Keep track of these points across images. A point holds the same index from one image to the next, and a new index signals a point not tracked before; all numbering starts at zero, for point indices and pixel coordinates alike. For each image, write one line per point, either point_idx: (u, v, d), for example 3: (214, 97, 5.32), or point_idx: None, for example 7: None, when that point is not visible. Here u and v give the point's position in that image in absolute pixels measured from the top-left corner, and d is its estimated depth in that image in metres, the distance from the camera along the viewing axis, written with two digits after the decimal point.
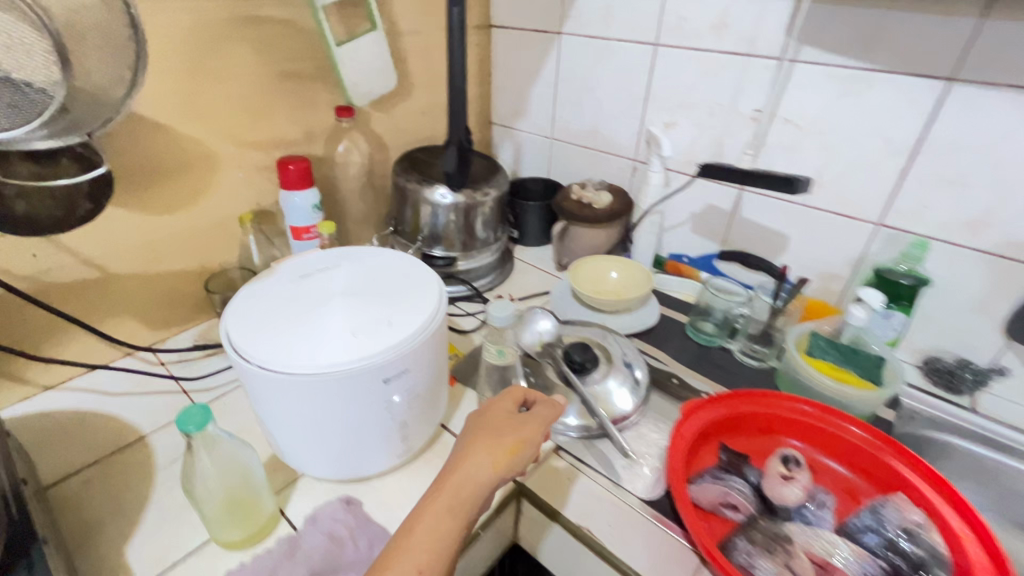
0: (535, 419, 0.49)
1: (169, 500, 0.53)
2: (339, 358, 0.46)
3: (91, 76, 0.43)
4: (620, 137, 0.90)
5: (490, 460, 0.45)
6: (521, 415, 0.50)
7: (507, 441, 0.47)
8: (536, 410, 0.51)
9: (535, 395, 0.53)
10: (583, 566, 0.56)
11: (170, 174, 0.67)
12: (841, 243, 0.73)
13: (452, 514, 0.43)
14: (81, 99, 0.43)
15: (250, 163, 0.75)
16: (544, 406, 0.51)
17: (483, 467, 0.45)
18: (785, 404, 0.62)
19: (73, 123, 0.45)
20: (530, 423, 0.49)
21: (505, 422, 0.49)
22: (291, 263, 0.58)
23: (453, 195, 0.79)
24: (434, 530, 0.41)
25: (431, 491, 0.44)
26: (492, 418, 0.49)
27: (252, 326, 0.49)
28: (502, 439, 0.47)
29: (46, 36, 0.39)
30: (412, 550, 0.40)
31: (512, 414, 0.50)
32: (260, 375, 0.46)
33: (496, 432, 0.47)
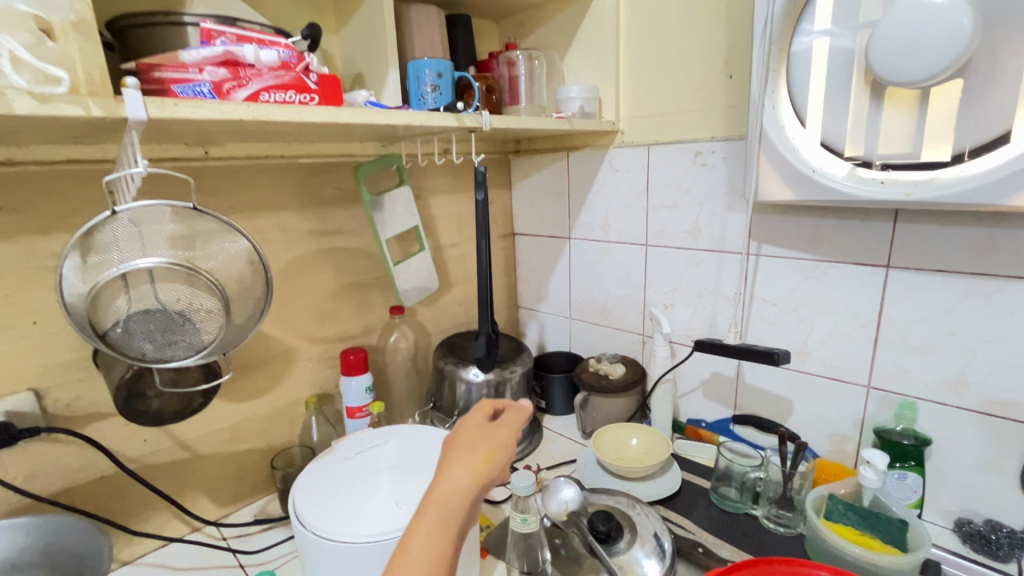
0: (504, 426, 0.53)
1: None
2: (383, 526, 0.54)
3: (235, 318, 0.59)
4: (628, 316, 1.04)
5: (469, 469, 0.47)
6: (489, 425, 0.53)
7: (481, 452, 0.49)
8: (506, 417, 0.54)
9: (504, 404, 0.57)
10: None
11: (258, 368, 0.84)
12: (840, 405, 0.79)
13: (441, 527, 0.44)
14: (228, 329, 0.59)
15: (319, 355, 0.92)
16: (512, 416, 0.55)
17: (463, 479, 0.46)
18: (802, 571, 0.62)
19: (217, 347, 0.59)
20: (499, 430, 0.52)
21: (477, 436, 0.51)
22: (349, 442, 0.69)
23: (484, 373, 0.92)
24: (427, 546, 0.43)
25: (419, 509, 0.45)
26: (467, 432, 0.52)
27: (314, 498, 0.59)
28: (477, 450, 0.49)
29: (217, 291, 0.57)
30: (409, 565, 0.42)
31: (484, 426, 0.53)
32: (315, 540, 0.54)
33: (471, 446, 0.50)
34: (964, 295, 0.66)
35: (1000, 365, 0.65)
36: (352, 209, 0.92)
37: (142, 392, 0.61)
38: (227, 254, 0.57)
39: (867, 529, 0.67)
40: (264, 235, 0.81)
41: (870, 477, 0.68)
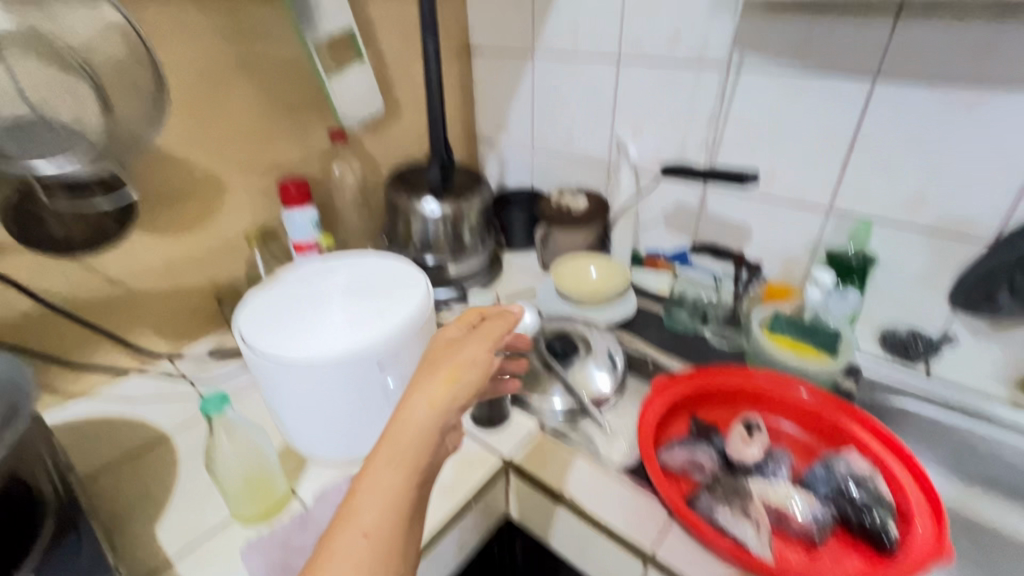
0: (474, 339, 0.45)
1: (191, 487, 0.59)
2: (338, 347, 0.53)
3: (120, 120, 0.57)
4: (593, 145, 0.97)
5: (430, 395, 0.41)
6: (459, 340, 0.46)
7: (443, 372, 0.42)
8: (483, 328, 0.47)
9: (486, 313, 0.50)
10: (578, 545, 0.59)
11: (185, 198, 0.74)
12: (798, 229, 0.79)
13: (396, 465, 0.38)
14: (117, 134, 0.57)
15: (254, 187, 0.82)
16: (490, 327, 0.48)
17: (424, 408, 0.40)
18: (741, 376, 0.67)
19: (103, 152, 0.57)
20: (467, 344, 0.45)
21: (443, 354, 0.44)
22: (293, 270, 0.63)
23: (440, 206, 0.86)
24: (379, 489, 0.37)
25: (376, 443, 0.40)
26: (433, 351, 0.45)
27: (260, 325, 0.55)
28: (438, 370, 0.42)
29: (84, 76, 0.54)
30: (358, 512, 0.36)
31: (454, 340, 0.46)
32: (269, 368, 0.52)
33: (433, 366, 0.43)
34: (949, 106, 0.62)
35: (963, 182, 0.64)
36: (269, 4, 0.75)
37: (37, 216, 0.57)
38: (90, 31, 0.52)
39: (805, 339, 0.72)
40: (160, 34, 0.66)
41: (814, 293, 0.73)
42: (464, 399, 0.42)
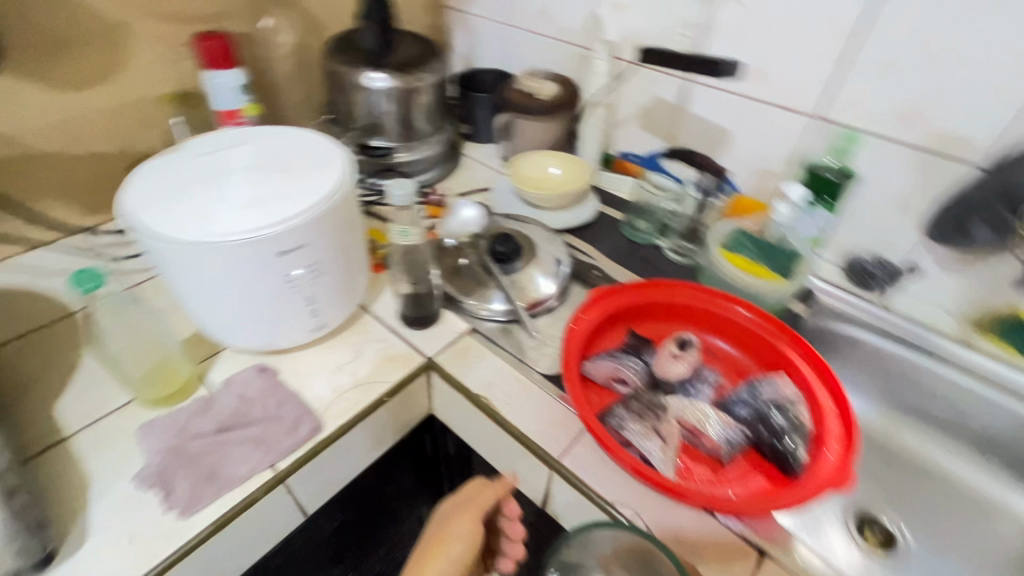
0: (465, 511, 0.52)
1: (95, 368, 0.56)
2: (228, 228, 0.47)
3: None
4: (568, 21, 0.83)
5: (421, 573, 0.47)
6: (453, 512, 0.53)
7: (431, 547, 0.50)
8: (475, 495, 0.53)
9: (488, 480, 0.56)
10: (493, 447, 0.58)
11: (77, 45, 0.63)
12: (779, 138, 0.71)
13: None
14: None
15: (166, 39, 0.70)
16: (486, 491, 0.53)
17: None
18: (686, 292, 0.63)
19: None
20: (458, 517, 0.52)
21: (437, 530, 0.52)
22: (201, 139, 0.56)
23: (389, 80, 0.75)
24: None
25: None
26: (431, 529, 0.53)
27: (147, 197, 0.49)
28: (428, 549, 0.50)
29: None
30: None
31: (450, 513, 0.53)
32: (151, 246, 0.47)
33: (424, 546, 0.51)
34: None
35: (970, 93, 0.56)
36: None
37: None
38: None
39: (761, 260, 0.67)
40: None
41: (783, 211, 0.67)
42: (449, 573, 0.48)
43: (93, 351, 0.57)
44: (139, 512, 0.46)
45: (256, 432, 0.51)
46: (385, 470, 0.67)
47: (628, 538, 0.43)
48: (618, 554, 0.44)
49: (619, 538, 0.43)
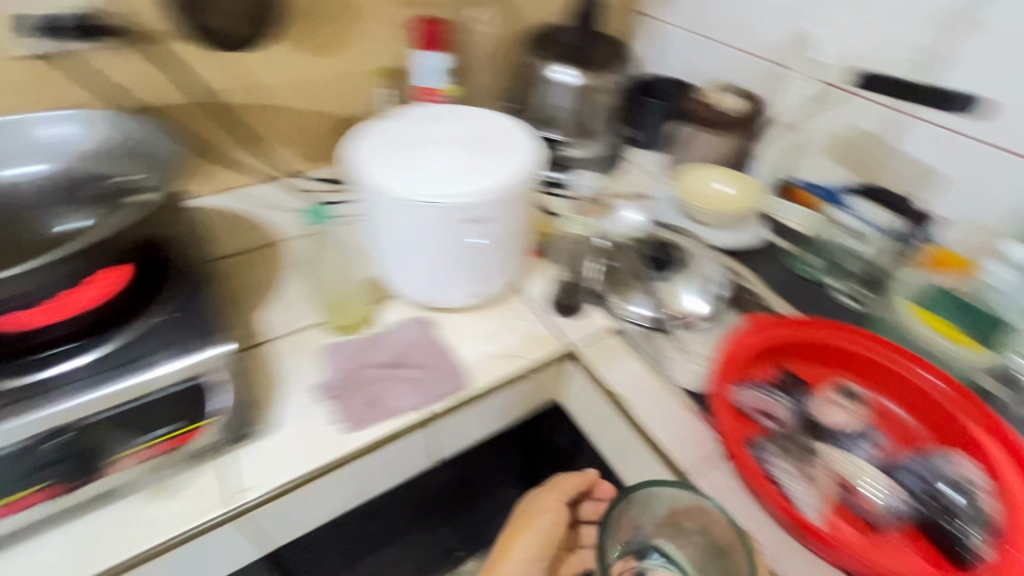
0: (547, 493, 0.59)
1: (288, 293, 0.64)
2: (435, 191, 0.52)
3: None
4: (768, 37, 0.79)
5: (510, 548, 0.56)
6: (536, 494, 0.61)
7: (516, 525, 0.58)
8: (559, 482, 0.60)
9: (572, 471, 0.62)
10: (619, 450, 0.58)
11: (329, 16, 0.73)
12: (1011, 192, 0.61)
13: None
14: None
15: (394, 17, 0.78)
16: (569, 481, 0.60)
17: (513, 557, 0.55)
18: (862, 339, 0.57)
19: None
20: (543, 499, 0.59)
21: (524, 508, 0.60)
22: (414, 110, 0.62)
23: (575, 74, 0.78)
24: None
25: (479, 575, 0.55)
26: (517, 509, 0.61)
27: (369, 151, 0.56)
28: (515, 525, 0.58)
29: None
30: None
31: (534, 495, 0.61)
32: (369, 195, 0.54)
33: (510, 523, 0.59)
34: None
35: None
36: None
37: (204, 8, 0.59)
38: None
39: (955, 320, 0.60)
40: None
41: (999, 274, 0.58)
42: (536, 547, 0.56)
43: (289, 278, 0.65)
44: (314, 419, 0.53)
45: (415, 375, 0.56)
46: (500, 443, 0.69)
47: (680, 495, 0.45)
48: (668, 509, 0.47)
49: (670, 495, 0.46)
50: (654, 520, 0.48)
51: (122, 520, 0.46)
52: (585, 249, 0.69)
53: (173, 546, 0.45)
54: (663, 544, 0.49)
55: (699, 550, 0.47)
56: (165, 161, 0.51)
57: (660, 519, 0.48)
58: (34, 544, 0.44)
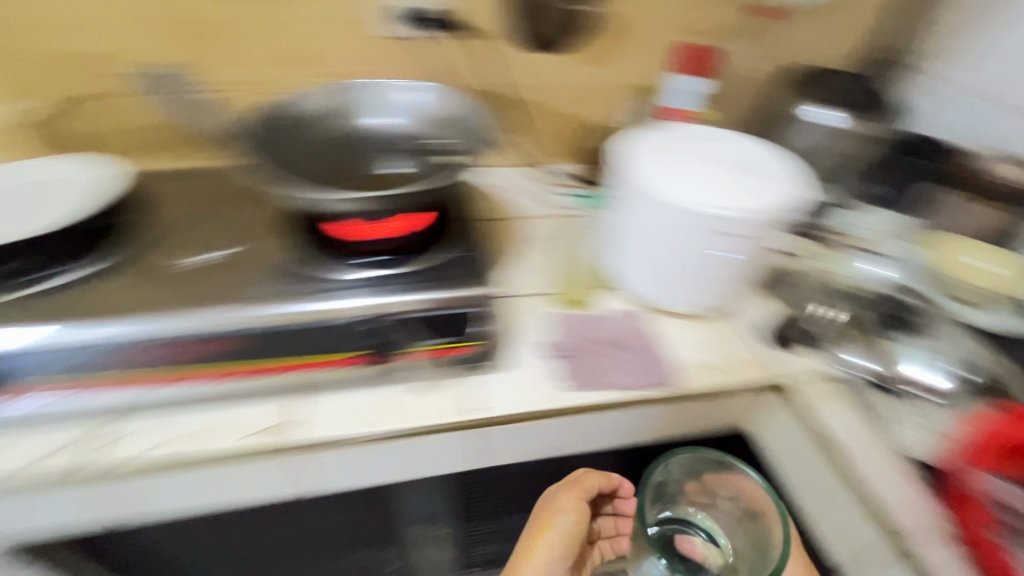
0: (568, 492, 0.62)
1: (522, 263, 0.73)
2: (703, 202, 0.57)
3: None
4: None
5: (535, 546, 0.59)
6: (554, 492, 0.63)
7: (539, 523, 0.61)
8: (579, 482, 0.63)
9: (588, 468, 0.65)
10: (815, 492, 0.58)
11: (607, 34, 0.81)
12: None
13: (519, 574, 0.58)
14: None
15: (660, 42, 0.84)
16: (592, 479, 0.63)
17: (538, 554, 0.59)
18: None
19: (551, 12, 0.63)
20: (562, 497, 0.62)
21: (544, 502, 0.63)
22: (681, 128, 0.68)
23: (849, 117, 0.77)
24: None
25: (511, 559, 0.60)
26: (538, 503, 0.64)
27: (642, 157, 0.63)
28: (537, 522, 0.61)
29: None
30: None
31: (552, 493, 0.63)
32: (637, 194, 0.60)
33: (534, 518, 0.62)
34: None
35: None
36: None
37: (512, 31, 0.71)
38: None
39: None
40: None
41: None
42: (559, 541, 0.60)
43: (527, 249, 0.75)
44: (542, 371, 0.61)
45: (632, 358, 0.62)
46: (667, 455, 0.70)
47: (710, 460, 0.61)
48: (699, 476, 0.63)
49: (697, 466, 0.62)
50: (681, 487, 0.64)
51: (386, 397, 0.57)
52: (815, 290, 0.71)
53: (416, 432, 0.55)
54: (691, 512, 0.65)
55: (724, 508, 0.64)
56: (486, 142, 0.61)
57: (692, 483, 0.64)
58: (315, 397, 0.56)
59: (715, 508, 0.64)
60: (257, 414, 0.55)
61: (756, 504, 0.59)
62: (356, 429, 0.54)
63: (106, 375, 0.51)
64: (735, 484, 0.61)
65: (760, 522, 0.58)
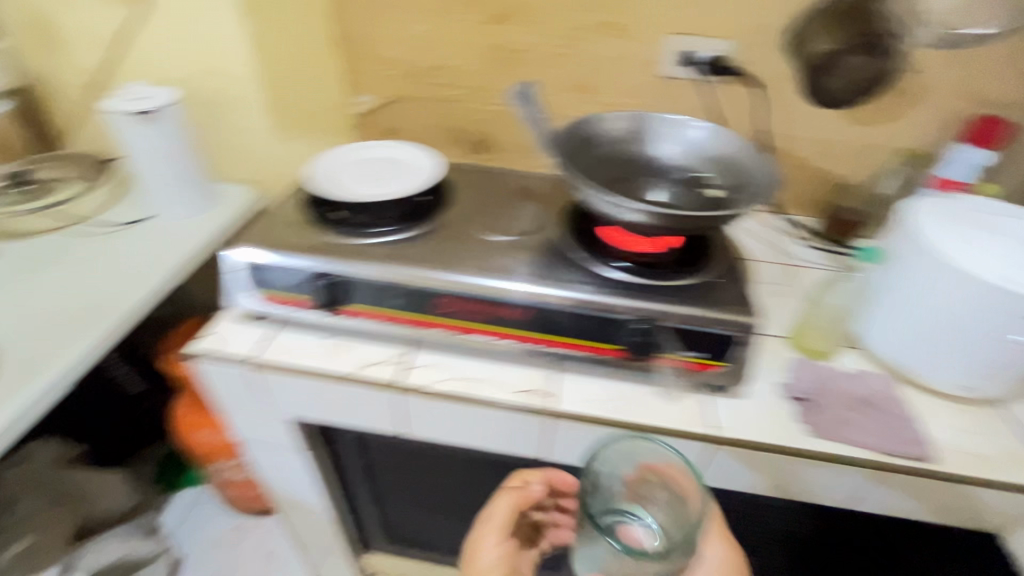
0: (494, 534, 0.55)
1: (762, 302, 0.75)
2: (1003, 276, 0.54)
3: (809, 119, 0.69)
4: None
5: None
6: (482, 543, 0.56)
7: None
8: (497, 520, 0.56)
9: (507, 484, 0.58)
10: None
11: (885, 96, 0.81)
12: None
13: None
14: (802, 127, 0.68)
15: (944, 109, 0.80)
16: (510, 502, 0.57)
17: None
18: None
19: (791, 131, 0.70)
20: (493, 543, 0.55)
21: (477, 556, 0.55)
22: (974, 200, 0.65)
23: None
24: None
25: None
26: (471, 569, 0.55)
27: (929, 220, 0.61)
28: None
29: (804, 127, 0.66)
30: None
31: (482, 535, 0.56)
32: (919, 253, 0.59)
33: None
34: None
35: None
36: None
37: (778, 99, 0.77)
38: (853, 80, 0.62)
39: None
40: None
41: None
42: None
43: (767, 290, 0.77)
44: (779, 408, 0.63)
45: (880, 420, 0.61)
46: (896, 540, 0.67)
47: (634, 449, 0.51)
48: (634, 467, 0.52)
49: (620, 451, 0.51)
50: (618, 478, 0.52)
51: (634, 395, 0.64)
52: None
53: (659, 432, 0.61)
54: (631, 504, 0.52)
55: (661, 499, 0.52)
56: (756, 196, 0.65)
57: (626, 478, 0.52)
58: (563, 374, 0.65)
59: (655, 502, 0.52)
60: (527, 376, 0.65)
61: (688, 494, 0.50)
62: (606, 412, 0.62)
63: (429, 315, 0.63)
64: (661, 470, 0.51)
65: (669, 497, 0.51)
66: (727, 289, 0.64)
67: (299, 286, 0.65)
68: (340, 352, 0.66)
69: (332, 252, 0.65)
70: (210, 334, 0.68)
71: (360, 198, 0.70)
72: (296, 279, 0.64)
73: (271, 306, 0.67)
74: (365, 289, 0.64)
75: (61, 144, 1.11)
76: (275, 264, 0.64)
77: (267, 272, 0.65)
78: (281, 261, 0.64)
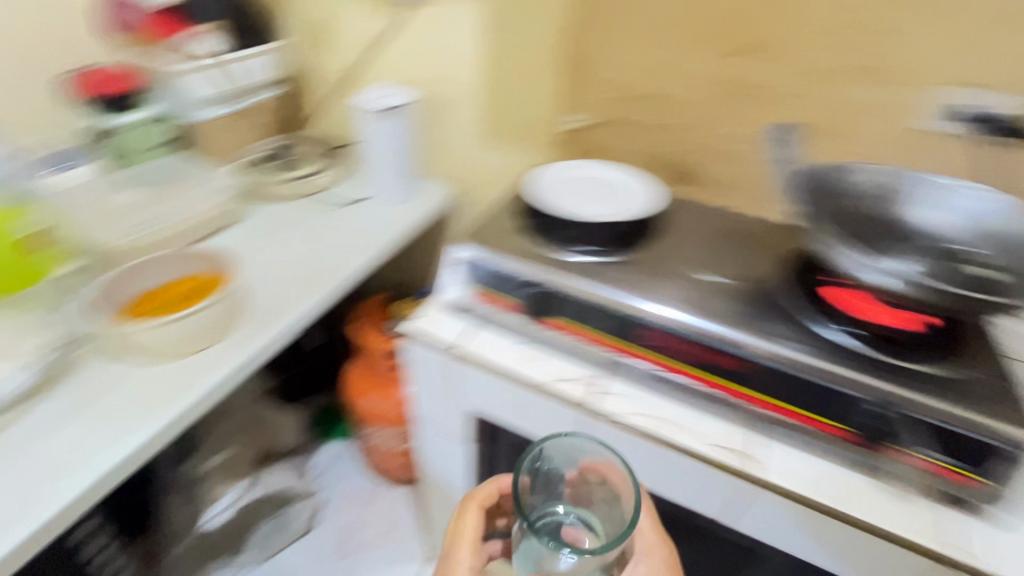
0: (472, 510, 0.62)
1: None
2: None
3: None
4: None
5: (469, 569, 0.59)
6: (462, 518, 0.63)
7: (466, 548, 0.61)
8: (475, 499, 0.63)
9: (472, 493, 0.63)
10: None
11: None
12: None
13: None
14: None
15: None
16: (486, 491, 0.63)
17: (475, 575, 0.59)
18: None
19: None
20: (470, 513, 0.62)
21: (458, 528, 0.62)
22: None
23: None
24: None
25: None
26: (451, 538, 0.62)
27: None
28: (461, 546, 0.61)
29: None
30: None
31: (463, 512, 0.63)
32: None
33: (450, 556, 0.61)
34: None
35: None
36: None
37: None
38: None
39: None
40: None
41: None
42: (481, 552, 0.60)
43: None
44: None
45: None
46: None
47: (577, 449, 0.54)
48: (573, 469, 0.55)
49: (558, 450, 0.55)
50: (559, 476, 0.56)
51: (840, 481, 0.58)
52: None
53: (874, 529, 0.55)
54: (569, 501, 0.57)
55: (601, 497, 0.55)
56: None
57: (567, 477, 0.56)
58: (766, 440, 0.62)
59: (593, 502, 0.56)
60: (712, 427, 0.63)
61: (618, 493, 0.52)
62: (814, 494, 0.57)
63: (631, 343, 0.65)
64: (602, 470, 0.53)
65: (602, 492, 0.55)
66: (996, 393, 0.55)
67: (507, 288, 0.70)
68: (536, 361, 0.70)
69: (549, 263, 0.69)
70: (419, 316, 0.75)
71: (575, 212, 0.72)
72: (508, 281, 0.70)
73: (480, 303, 0.73)
74: (572, 305, 0.66)
75: (301, 125, 1.30)
76: (492, 265, 0.70)
77: (485, 270, 0.71)
78: (497, 263, 0.70)
